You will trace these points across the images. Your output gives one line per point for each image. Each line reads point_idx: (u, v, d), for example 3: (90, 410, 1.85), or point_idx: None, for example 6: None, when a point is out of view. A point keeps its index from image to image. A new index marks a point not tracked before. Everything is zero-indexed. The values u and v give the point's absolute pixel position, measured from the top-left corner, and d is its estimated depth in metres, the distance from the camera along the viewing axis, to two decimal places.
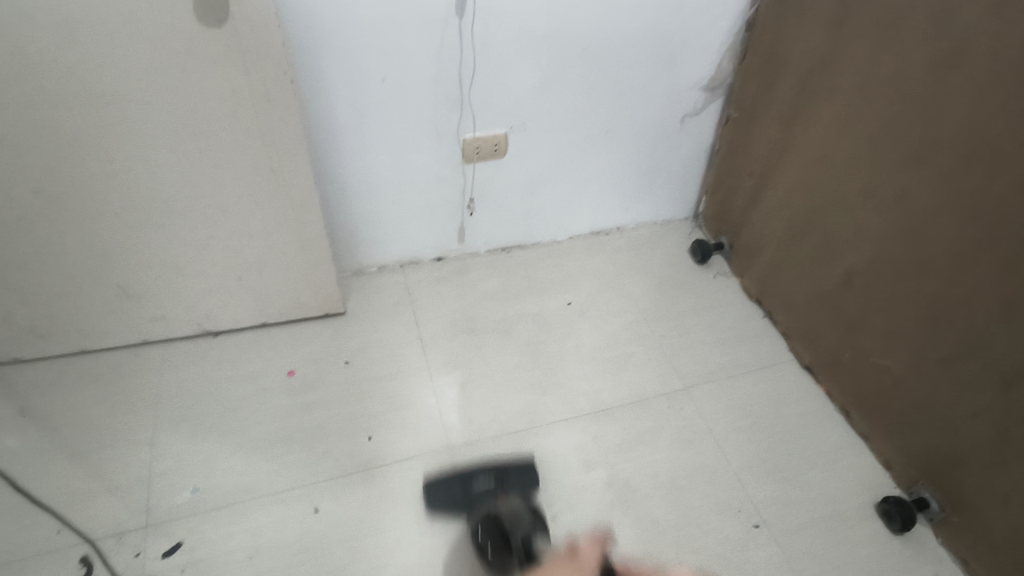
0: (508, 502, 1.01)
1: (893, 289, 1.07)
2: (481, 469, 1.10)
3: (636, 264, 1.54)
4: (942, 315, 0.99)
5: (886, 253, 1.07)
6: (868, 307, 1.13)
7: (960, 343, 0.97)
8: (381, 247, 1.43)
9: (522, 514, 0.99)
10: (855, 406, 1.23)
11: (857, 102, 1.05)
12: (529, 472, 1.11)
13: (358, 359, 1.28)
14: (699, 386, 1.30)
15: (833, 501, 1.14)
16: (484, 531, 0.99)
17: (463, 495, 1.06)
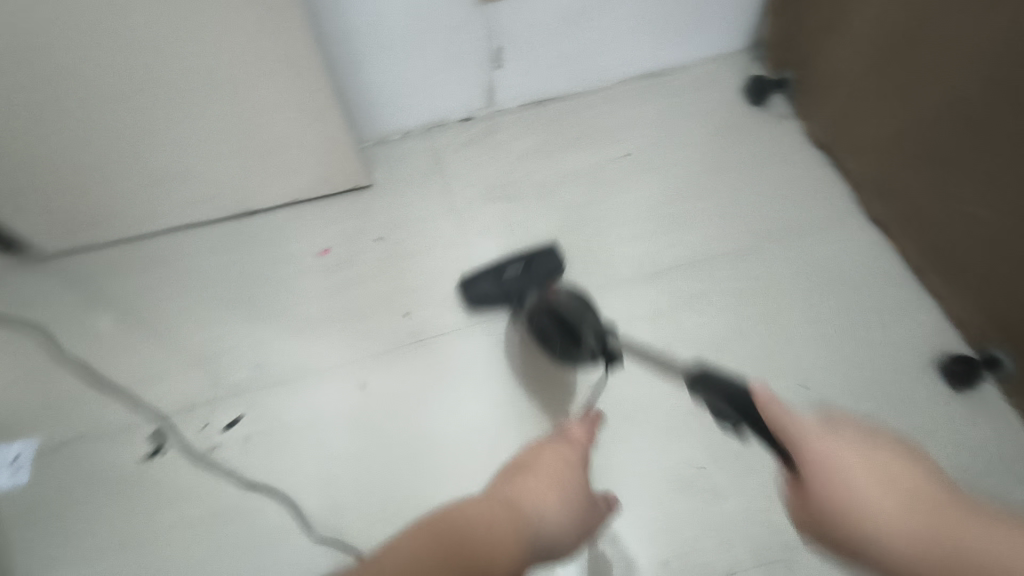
0: (559, 296, 0.98)
1: (1000, 125, 0.91)
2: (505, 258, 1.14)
3: (686, 110, 1.37)
4: None
5: (1000, 80, 0.89)
6: (964, 149, 0.98)
7: None
8: (403, 111, 1.31)
9: (576, 305, 0.97)
10: (928, 262, 1.12)
11: None
12: (552, 256, 1.15)
13: (390, 235, 1.24)
14: (753, 245, 1.20)
15: (892, 362, 1.08)
16: (540, 322, 1.00)
17: (497, 285, 1.12)
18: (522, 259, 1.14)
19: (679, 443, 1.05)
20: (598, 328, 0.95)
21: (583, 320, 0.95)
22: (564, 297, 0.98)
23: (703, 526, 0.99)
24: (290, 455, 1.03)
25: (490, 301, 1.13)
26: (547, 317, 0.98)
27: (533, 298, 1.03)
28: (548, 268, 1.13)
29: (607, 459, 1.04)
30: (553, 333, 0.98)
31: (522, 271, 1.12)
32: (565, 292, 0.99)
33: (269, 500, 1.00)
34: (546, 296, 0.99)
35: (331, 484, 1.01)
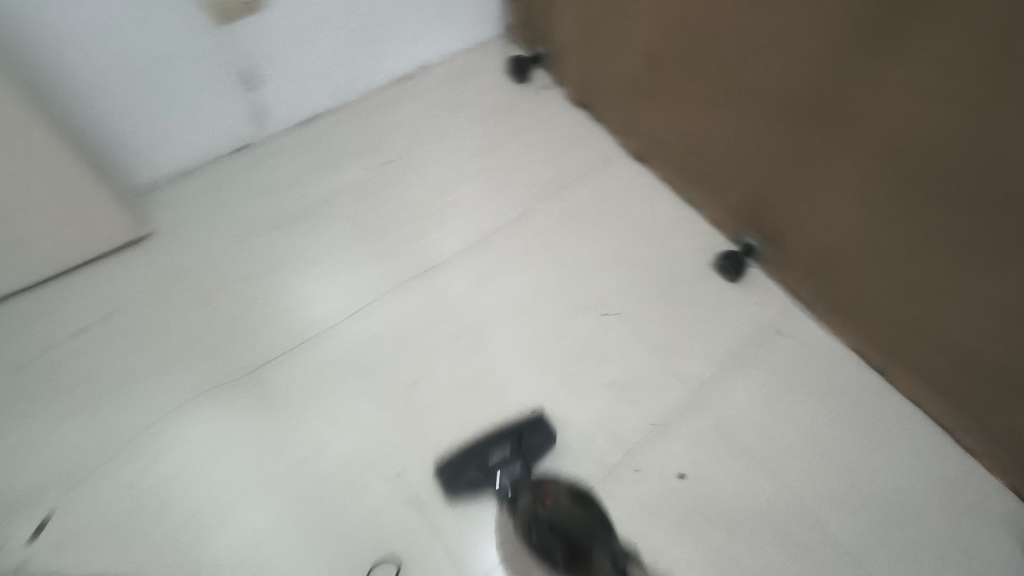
0: (557, 504, 0.95)
1: (683, 49, 1.09)
2: (488, 441, 1.00)
3: (457, 97, 1.46)
4: (727, 62, 1.03)
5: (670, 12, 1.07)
6: (670, 75, 1.16)
7: (748, 84, 1.02)
8: (164, 153, 1.23)
9: (574, 513, 0.94)
10: (681, 177, 1.29)
11: None
12: (540, 427, 1.02)
13: (183, 278, 1.16)
14: (542, 204, 1.31)
15: (676, 270, 1.23)
16: (535, 530, 0.92)
17: (479, 476, 0.97)
18: (510, 437, 1.00)
19: (518, 391, 1.08)
20: (615, 552, 0.91)
21: (580, 526, 0.92)
22: (560, 503, 0.95)
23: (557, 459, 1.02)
24: (119, 534, 0.94)
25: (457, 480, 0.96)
26: (545, 522, 0.92)
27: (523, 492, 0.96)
28: (539, 447, 1.01)
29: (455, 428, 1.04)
30: (555, 549, 0.89)
31: (510, 458, 0.98)
32: (564, 496, 0.96)
33: None
34: (540, 499, 0.95)
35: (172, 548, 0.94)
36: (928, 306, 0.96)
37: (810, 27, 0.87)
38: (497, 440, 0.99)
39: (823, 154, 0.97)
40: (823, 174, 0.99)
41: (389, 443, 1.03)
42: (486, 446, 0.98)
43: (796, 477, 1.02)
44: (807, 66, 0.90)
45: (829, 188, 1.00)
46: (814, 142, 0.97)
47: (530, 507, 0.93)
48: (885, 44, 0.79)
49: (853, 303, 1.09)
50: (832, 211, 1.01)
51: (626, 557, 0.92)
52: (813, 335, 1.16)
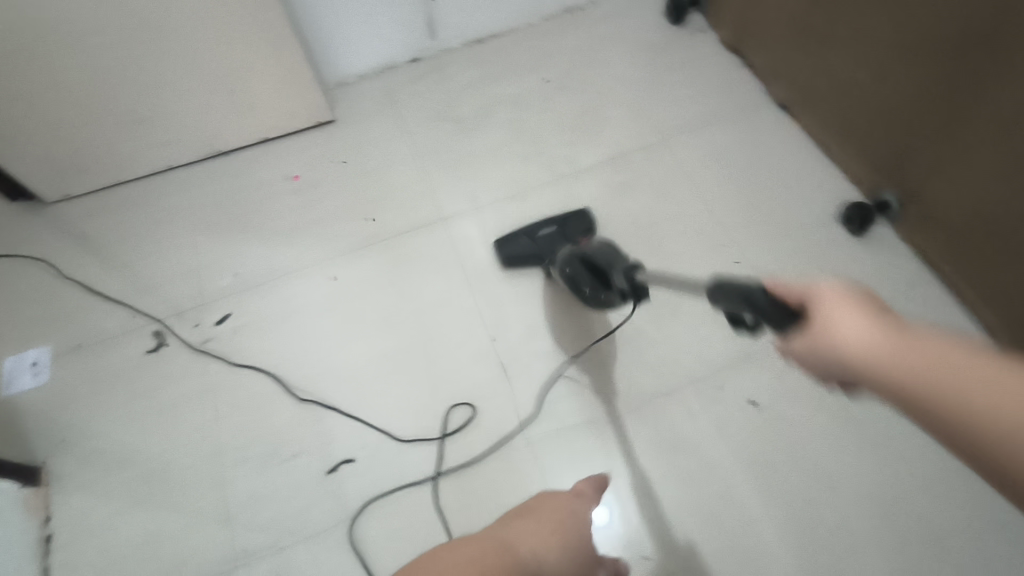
0: (594, 243, 0.97)
1: None
2: (541, 221, 1.20)
3: (612, 33, 1.53)
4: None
5: None
6: (831, 16, 1.14)
7: (912, 23, 0.98)
8: (355, 55, 1.47)
9: (609, 247, 0.94)
10: (825, 130, 1.26)
11: None
12: (587, 218, 1.19)
13: (354, 158, 1.39)
14: (678, 138, 1.33)
15: (799, 216, 1.21)
16: (569, 266, 1.00)
17: (528, 242, 1.17)
18: (556, 222, 1.19)
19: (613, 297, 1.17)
20: (626, 266, 0.88)
21: (604, 257, 0.91)
22: (592, 245, 0.95)
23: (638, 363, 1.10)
24: (274, 338, 1.17)
25: (521, 260, 1.18)
26: (576, 257, 0.98)
27: (566, 253, 1.01)
28: (583, 229, 1.17)
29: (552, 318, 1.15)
30: (577, 266, 0.98)
31: (556, 231, 1.17)
32: (601, 240, 0.97)
33: (257, 374, 1.14)
34: (582, 245, 0.98)
35: (310, 357, 1.15)
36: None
37: None
38: (546, 222, 1.20)
39: (980, 99, 0.93)
40: (977, 121, 0.94)
41: (493, 319, 1.15)
42: (539, 225, 1.19)
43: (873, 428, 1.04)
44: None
45: (984, 136, 0.94)
46: (973, 85, 0.93)
47: (570, 249, 1.01)
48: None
49: (988, 272, 1.01)
50: (983, 169, 0.96)
51: (637, 269, 0.86)
52: (937, 304, 1.10)
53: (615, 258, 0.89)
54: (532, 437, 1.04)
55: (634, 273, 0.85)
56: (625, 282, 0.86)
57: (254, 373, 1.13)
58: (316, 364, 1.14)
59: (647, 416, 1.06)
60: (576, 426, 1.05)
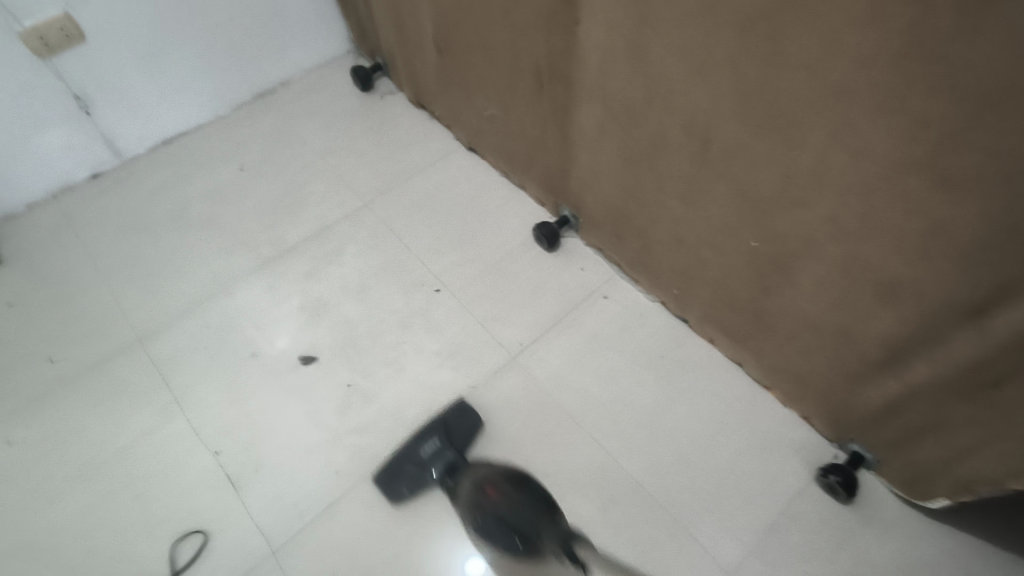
0: (497, 494, 0.91)
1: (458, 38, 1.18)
2: (418, 437, 1.02)
3: (306, 111, 1.56)
4: (488, 45, 1.11)
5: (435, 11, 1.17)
6: (460, 66, 1.24)
7: (508, 65, 1.10)
8: (13, 185, 1.33)
9: (523, 507, 0.88)
10: (504, 163, 1.37)
11: None
12: (468, 414, 1.05)
13: (27, 297, 1.23)
14: (378, 198, 1.38)
15: (499, 245, 1.30)
16: (483, 528, 0.90)
17: (416, 469, 1.00)
18: (438, 429, 1.03)
19: (337, 369, 1.14)
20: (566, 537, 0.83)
21: (528, 521, 0.85)
22: (503, 497, 0.90)
23: (369, 430, 1.08)
24: None
25: (414, 493, 0.99)
26: (491, 518, 0.89)
27: (467, 492, 0.95)
28: (468, 431, 1.04)
29: (277, 410, 1.10)
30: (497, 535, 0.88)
31: (440, 445, 1.01)
32: (507, 484, 0.93)
33: None
34: (483, 495, 0.92)
35: None
36: (684, 230, 0.99)
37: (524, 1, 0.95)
38: (425, 434, 1.02)
39: (572, 121, 1.05)
40: (580, 138, 1.06)
41: (212, 431, 1.07)
42: (419, 441, 1.02)
43: (598, 427, 1.07)
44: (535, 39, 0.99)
45: (590, 150, 1.06)
46: (564, 110, 1.05)
47: (470, 494, 0.93)
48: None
49: (644, 259, 1.16)
50: (593, 155, 1.06)
51: (581, 540, 0.82)
52: (624, 294, 1.23)
53: (543, 529, 0.83)
54: (273, 546, 0.97)
55: (580, 544, 0.82)
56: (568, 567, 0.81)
57: None
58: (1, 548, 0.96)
59: (390, 482, 1.02)
60: (316, 518, 0.99)
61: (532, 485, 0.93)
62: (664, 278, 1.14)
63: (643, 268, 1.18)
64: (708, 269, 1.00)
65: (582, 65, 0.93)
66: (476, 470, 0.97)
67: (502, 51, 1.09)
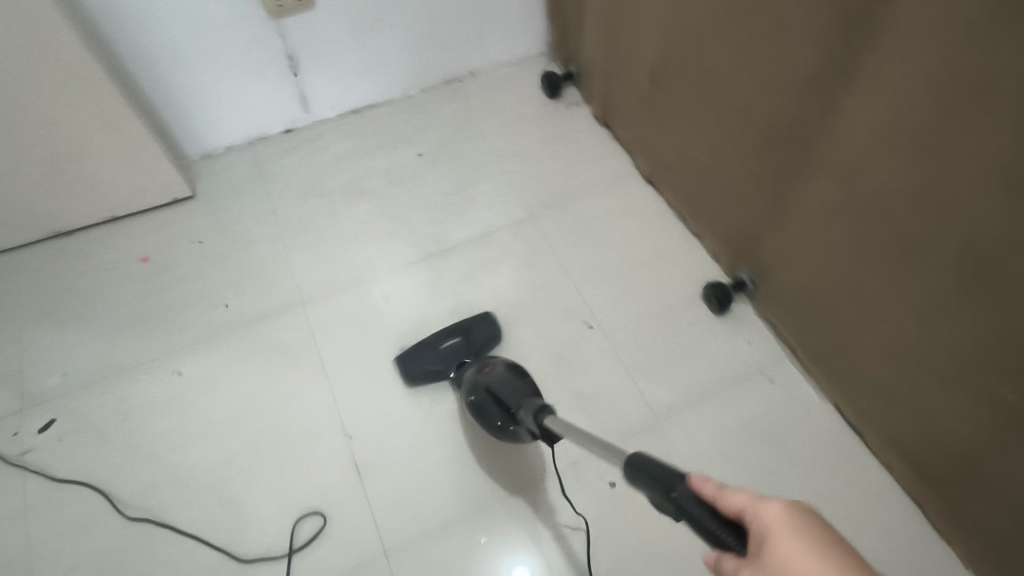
0: (495, 371, 0.96)
1: (682, 74, 1.10)
2: (443, 333, 1.12)
3: (490, 106, 1.54)
4: (717, 92, 1.02)
5: (666, 41, 1.09)
6: (671, 101, 1.16)
7: (735, 117, 1.01)
8: (217, 128, 1.41)
9: (511, 380, 0.93)
10: (686, 207, 1.28)
11: None
12: (489, 323, 1.14)
13: (210, 237, 1.31)
14: (546, 214, 1.34)
15: (664, 294, 1.22)
16: (475, 399, 0.97)
17: (434, 356, 1.09)
18: (460, 331, 1.12)
19: None
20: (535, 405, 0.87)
21: (515, 393, 0.90)
22: (496, 373, 0.95)
23: (496, 457, 1.05)
24: (104, 446, 1.06)
25: (430, 378, 1.10)
26: (484, 388, 0.95)
27: (470, 377, 1.00)
28: (487, 337, 1.13)
29: (411, 411, 1.09)
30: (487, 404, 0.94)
31: (460, 343, 1.10)
32: (503, 365, 0.98)
33: (81, 489, 1.02)
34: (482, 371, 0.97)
35: (143, 467, 1.04)
36: (904, 322, 0.86)
37: (787, 60, 0.85)
38: (449, 333, 1.12)
39: (797, 195, 0.95)
40: (801, 214, 0.96)
41: (348, 415, 1.09)
42: (439, 336, 1.11)
43: None
44: (783, 101, 0.89)
45: (810, 228, 0.95)
46: (791, 180, 0.95)
47: (472, 375, 0.99)
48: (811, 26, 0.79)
49: (833, 355, 1.04)
50: (803, 218, 0.95)
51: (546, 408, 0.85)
52: (792, 383, 1.11)
53: (520, 399, 0.88)
54: (385, 550, 0.97)
55: (541, 410, 0.84)
56: (535, 427, 0.83)
57: (77, 488, 1.01)
58: (149, 474, 1.03)
59: (507, 519, 0.99)
60: (430, 534, 0.98)
61: (527, 376, 0.97)
62: (851, 369, 1.01)
63: (827, 352, 1.05)
64: (918, 373, 0.87)
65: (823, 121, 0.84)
66: (484, 358, 1.02)
67: (721, 90, 1.01)
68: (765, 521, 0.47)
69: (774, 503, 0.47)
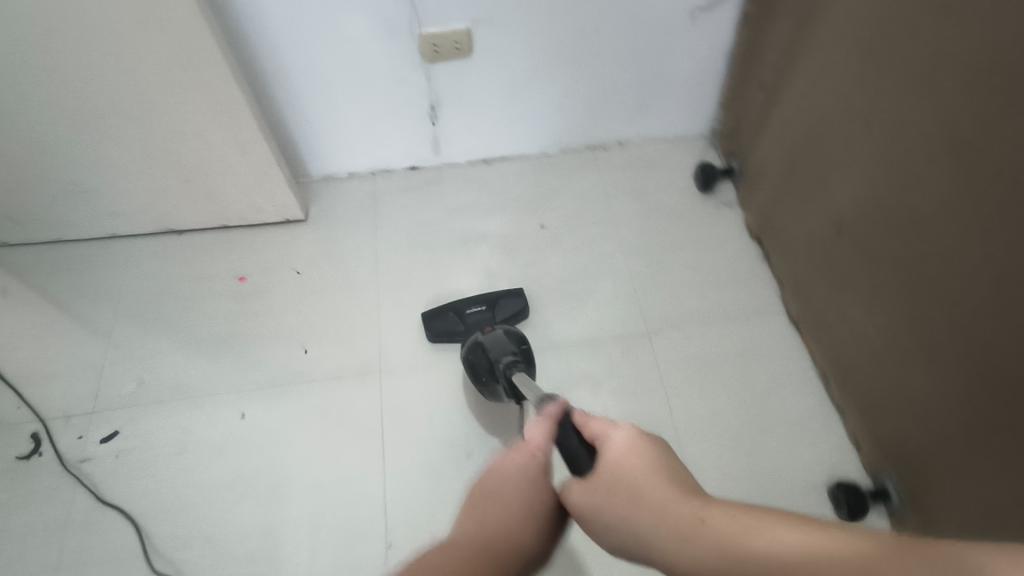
0: (493, 332, 1.03)
1: (880, 242, 0.89)
2: (470, 299, 1.17)
3: (630, 186, 1.38)
4: (928, 284, 0.81)
5: (870, 197, 0.89)
6: (855, 261, 0.95)
7: (947, 324, 0.79)
8: (343, 154, 1.34)
9: (501, 341, 0.99)
10: (837, 375, 1.07)
11: (862, 20, 0.83)
12: (519, 300, 1.16)
13: (309, 269, 1.25)
14: (663, 333, 1.19)
15: (782, 475, 1.03)
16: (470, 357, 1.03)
17: (456, 319, 1.14)
18: (487, 301, 1.16)
19: None
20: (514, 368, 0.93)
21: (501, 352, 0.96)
22: (493, 334, 1.02)
23: None
24: (155, 477, 1.03)
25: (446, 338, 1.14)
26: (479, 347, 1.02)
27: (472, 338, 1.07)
28: (513, 311, 1.15)
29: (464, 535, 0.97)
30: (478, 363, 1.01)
31: (484, 313, 1.14)
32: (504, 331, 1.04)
33: (122, 519, 0.99)
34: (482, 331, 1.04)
35: (184, 512, 1.00)
36: None
37: None
38: (476, 301, 1.16)
39: (1008, 453, 0.73)
40: (1005, 475, 0.74)
41: (396, 518, 0.99)
42: (467, 303, 1.16)
43: None
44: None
45: (1013, 497, 0.73)
46: (1005, 432, 0.73)
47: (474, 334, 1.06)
48: (926, 98, 0.75)
49: None
50: (907, 212, 0.82)
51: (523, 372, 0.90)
52: None
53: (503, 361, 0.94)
54: None
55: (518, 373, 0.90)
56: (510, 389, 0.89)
57: (118, 517, 0.99)
58: (188, 522, 0.99)
59: None
60: None
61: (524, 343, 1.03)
62: None
63: (936, 503, 0.87)
64: None
65: (945, 196, 0.75)
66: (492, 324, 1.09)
67: (836, 175, 0.95)
68: (614, 440, 0.63)
69: (625, 430, 0.64)
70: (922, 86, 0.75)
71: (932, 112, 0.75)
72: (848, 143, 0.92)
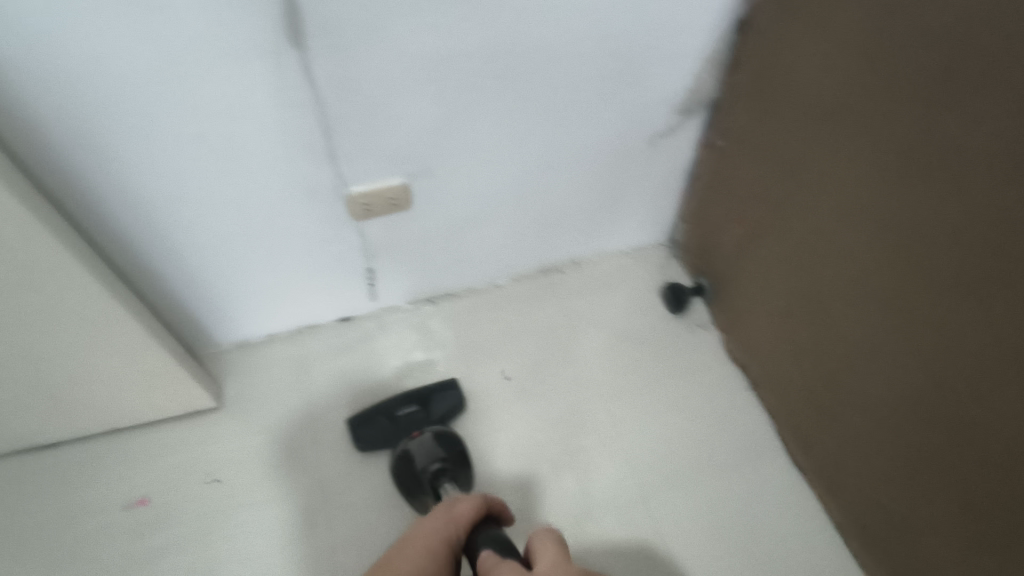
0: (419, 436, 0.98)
1: (915, 424, 0.79)
2: (401, 397, 1.08)
3: (596, 314, 1.24)
4: (983, 486, 0.72)
5: (901, 374, 0.79)
6: (882, 434, 0.86)
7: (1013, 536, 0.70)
8: (261, 318, 1.12)
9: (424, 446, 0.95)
10: (862, 537, 0.97)
11: (876, 188, 0.74)
12: (452, 392, 1.09)
13: (233, 476, 1.03)
14: (663, 499, 1.04)
15: None
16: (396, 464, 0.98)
17: (387, 424, 1.05)
18: (417, 399, 1.07)
19: None
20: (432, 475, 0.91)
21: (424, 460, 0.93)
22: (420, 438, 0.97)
23: None
24: None
25: (377, 444, 1.05)
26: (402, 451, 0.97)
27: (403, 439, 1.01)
28: (448, 407, 1.08)
29: None
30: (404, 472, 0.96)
31: (416, 412, 1.06)
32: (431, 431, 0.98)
33: None
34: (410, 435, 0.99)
35: None
36: None
37: None
38: (406, 399, 1.07)
39: None
40: None
41: None
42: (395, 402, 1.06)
43: None
44: None
45: None
46: None
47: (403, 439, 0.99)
48: (982, 311, 0.66)
49: None
50: (964, 421, 0.72)
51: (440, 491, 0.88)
52: None
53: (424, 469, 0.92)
54: None
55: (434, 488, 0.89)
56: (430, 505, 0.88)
57: None
58: None
59: None
60: None
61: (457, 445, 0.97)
62: None
63: None
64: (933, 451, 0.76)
65: (1015, 418, 0.65)
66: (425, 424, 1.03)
67: (861, 354, 0.85)
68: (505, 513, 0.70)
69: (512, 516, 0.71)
70: (976, 296, 0.66)
71: (988, 324, 0.66)
72: (863, 309, 0.82)
